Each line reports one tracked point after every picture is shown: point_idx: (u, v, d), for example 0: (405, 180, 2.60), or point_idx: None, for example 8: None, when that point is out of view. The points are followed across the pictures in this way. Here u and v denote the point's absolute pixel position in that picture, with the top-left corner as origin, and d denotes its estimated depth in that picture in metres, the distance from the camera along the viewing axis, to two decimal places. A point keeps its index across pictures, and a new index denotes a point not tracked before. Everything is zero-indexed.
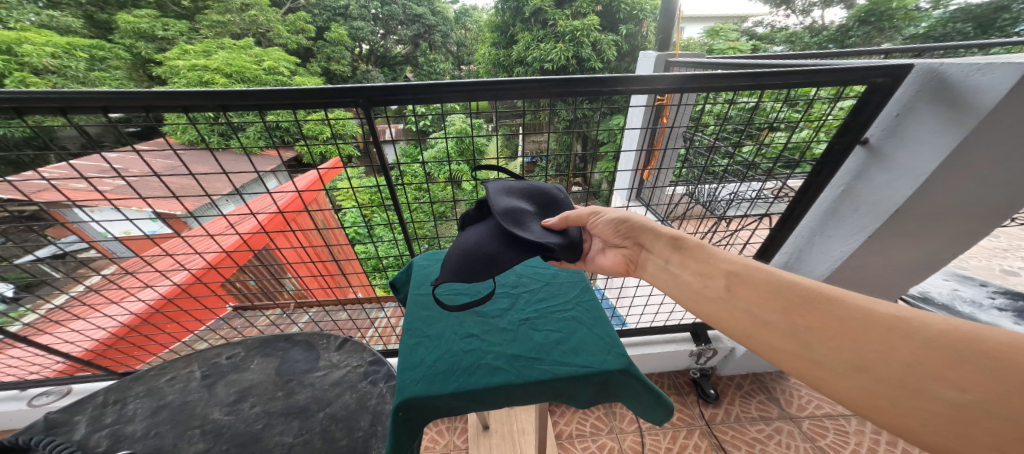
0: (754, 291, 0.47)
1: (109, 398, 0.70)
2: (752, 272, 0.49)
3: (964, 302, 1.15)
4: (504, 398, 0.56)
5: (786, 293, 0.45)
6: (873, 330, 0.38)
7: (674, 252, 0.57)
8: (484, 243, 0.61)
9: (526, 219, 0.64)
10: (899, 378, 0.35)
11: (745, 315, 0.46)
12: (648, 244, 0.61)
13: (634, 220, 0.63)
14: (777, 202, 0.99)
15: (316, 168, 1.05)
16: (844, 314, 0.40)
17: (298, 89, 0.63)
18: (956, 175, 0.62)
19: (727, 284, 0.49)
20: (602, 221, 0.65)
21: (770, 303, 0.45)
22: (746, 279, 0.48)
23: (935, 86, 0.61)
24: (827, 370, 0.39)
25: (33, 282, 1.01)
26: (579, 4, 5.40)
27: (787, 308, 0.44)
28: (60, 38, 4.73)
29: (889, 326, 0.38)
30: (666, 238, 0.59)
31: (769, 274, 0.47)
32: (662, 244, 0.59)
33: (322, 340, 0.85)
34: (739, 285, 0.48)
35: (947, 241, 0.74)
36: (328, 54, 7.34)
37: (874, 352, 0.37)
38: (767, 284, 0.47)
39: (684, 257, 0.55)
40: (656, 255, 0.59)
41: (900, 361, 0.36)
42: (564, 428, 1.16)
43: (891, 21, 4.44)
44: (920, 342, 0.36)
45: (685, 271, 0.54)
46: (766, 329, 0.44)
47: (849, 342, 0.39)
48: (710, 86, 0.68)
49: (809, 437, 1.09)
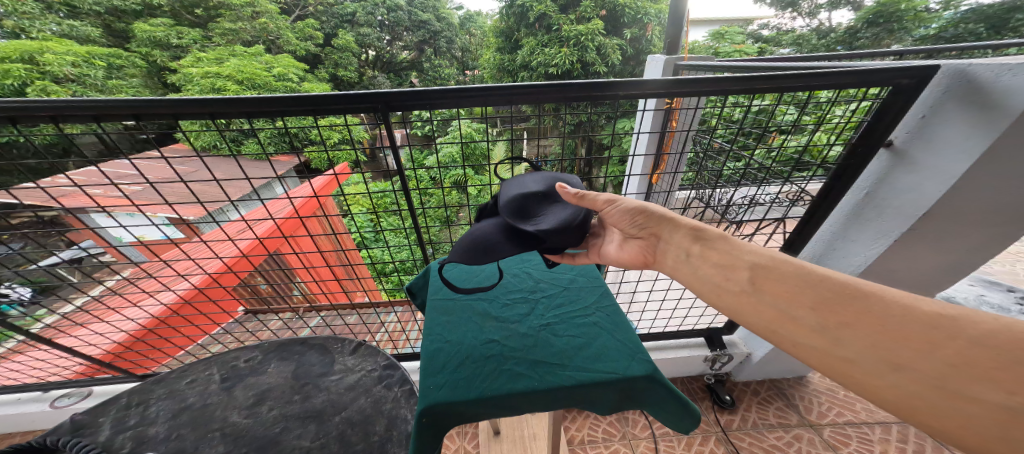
0: (781, 286, 0.45)
1: (132, 400, 0.71)
2: (779, 266, 0.47)
3: (992, 308, 1.12)
4: (527, 404, 0.55)
5: (817, 289, 0.43)
6: (911, 328, 0.37)
7: (694, 244, 0.55)
8: (490, 234, 0.62)
9: (534, 211, 0.64)
10: (939, 378, 0.35)
11: (772, 311, 0.45)
12: (665, 234, 0.58)
13: (651, 211, 0.60)
14: (794, 206, 0.96)
15: (328, 173, 1.03)
16: (881, 311, 0.39)
17: (321, 95, 0.63)
18: (987, 176, 0.61)
19: (751, 277, 0.48)
20: (618, 210, 0.62)
21: (799, 297, 0.44)
22: (771, 274, 0.47)
23: (963, 85, 0.60)
24: (861, 367, 0.38)
25: (53, 285, 1.02)
26: (584, 9, 5.43)
27: (818, 304, 0.42)
28: (81, 48, 4.87)
29: (931, 325, 0.36)
30: (685, 229, 0.57)
31: (799, 268, 0.45)
32: (681, 235, 0.57)
33: (337, 344, 0.85)
34: (764, 278, 0.47)
35: (977, 242, 0.72)
36: (336, 60, 7.45)
37: (912, 350, 0.36)
38: (796, 278, 0.45)
39: (706, 249, 0.53)
40: (674, 246, 0.57)
41: (940, 361, 0.35)
42: (576, 434, 1.15)
43: (900, 23, 4.38)
44: (964, 342, 0.35)
45: (705, 263, 0.52)
46: (796, 325, 0.42)
47: (886, 340, 0.37)
48: (727, 90, 0.68)
49: (830, 445, 1.07)
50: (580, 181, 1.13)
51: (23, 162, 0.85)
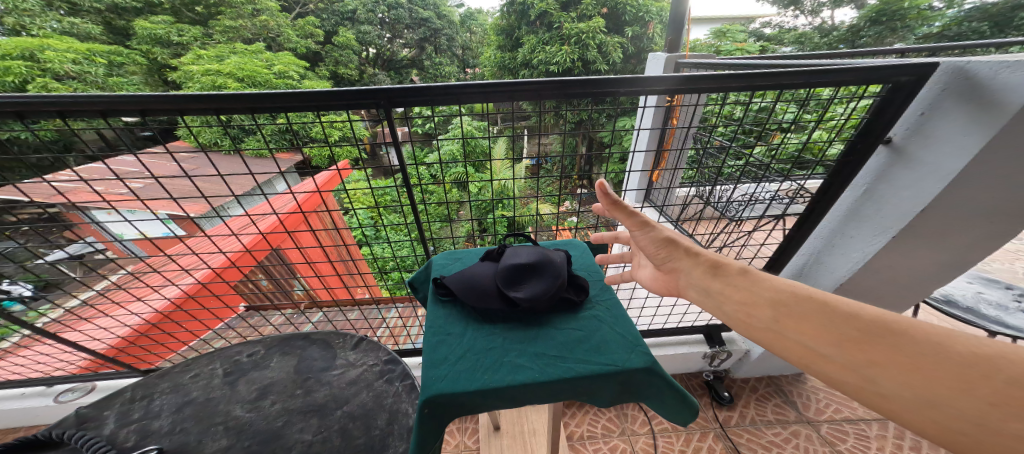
0: (807, 323, 0.42)
1: (136, 394, 0.72)
2: (800, 299, 0.44)
3: (989, 305, 1.12)
4: (527, 396, 0.56)
5: (842, 325, 0.40)
6: (947, 366, 0.35)
7: (712, 277, 0.52)
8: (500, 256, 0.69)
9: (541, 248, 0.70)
10: (980, 416, 0.33)
11: (795, 345, 0.42)
12: (683, 266, 0.55)
13: (674, 242, 0.57)
14: (794, 203, 0.96)
15: (331, 169, 1.03)
16: (914, 348, 0.37)
17: (325, 92, 0.64)
18: (985, 172, 0.61)
19: (774, 314, 0.44)
20: (648, 237, 0.59)
21: (826, 334, 0.41)
22: (793, 309, 0.44)
23: (963, 83, 0.61)
24: (897, 404, 0.35)
25: (56, 281, 1.03)
26: (585, 6, 5.41)
27: (846, 340, 0.39)
28: (81, 45, 4.86)
29: (966, 364, 0.35)
30: (703, 263, 0.54)
31: (821, 303, 0.43)
32: (699, 269, 0.53)
33: (338, 338, 0.86)
34: (787, 315, 0.44)
35: (975, 238, 0.72)
36: (337, 58, 7.43)
37: (948, 388, 0.34)
38: (818, 312, 0.43)
39: (724, 283, 0.50)
40: (689, 274, 0.54)
41: (980, 399, 0.33)
42: (576, 430, 1.16)
43: (902, 21, 4.35)
44: (1004, 380, 0.33)
45: (724, 297, 0.48)
46: (824, 362, 0.40)
47: (921, 378, 0.35)
48: (727, 87, 0.68)
49: (827, 441, 1.08)
50: (581, 178, 1.13)
51: (26, 157, 0.86)
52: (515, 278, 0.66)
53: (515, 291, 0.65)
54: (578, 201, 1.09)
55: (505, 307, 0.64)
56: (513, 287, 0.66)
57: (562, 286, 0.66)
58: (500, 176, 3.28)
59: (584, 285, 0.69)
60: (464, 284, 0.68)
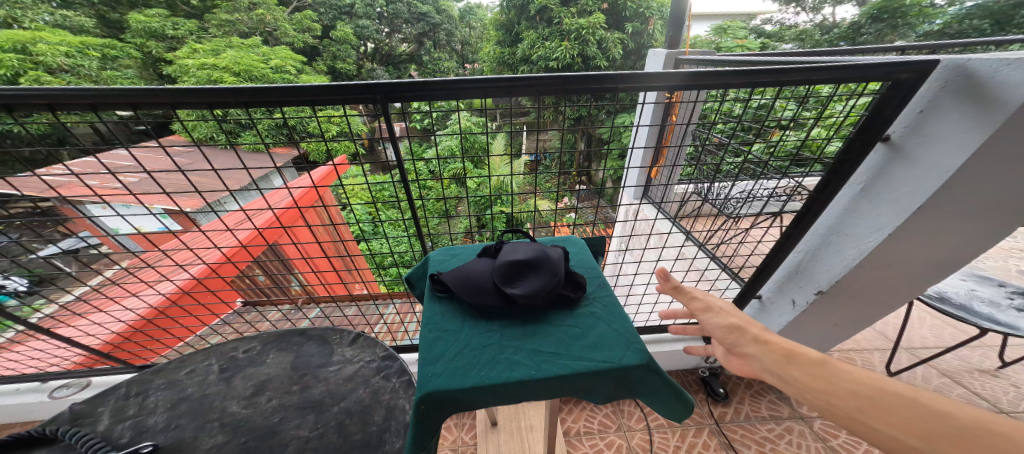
0: (912, 428, 0.39)
1: (131, 390, 0.71)
2: (889, 394, 0.42)
3: (982, 302, 1.13)
4: (524, 392, 0.56)
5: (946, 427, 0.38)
6: None
7: (788, 366, 0.47)
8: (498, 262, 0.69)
9: (541, 253, 0.70)
10: None
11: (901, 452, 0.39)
12: (752, 352, 0.51)
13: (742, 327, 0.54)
14: (791, 200, 0.96)
15: (328, 164, 1.02)
16: None
17: (320, 86, 0.63)
18: (982, 171, 0.61)
19: (869, 414, 0.41)
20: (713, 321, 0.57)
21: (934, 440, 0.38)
22: (886, 406, 0.41)
23: (963, 80, 0.60)
24: None
25: (50, 276, 1.03)
26: (585, 1, 5.35)
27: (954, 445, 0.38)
28: (74, 38, 4.78)
29: None
30: (775, 348, 0.50)
31: (914, 399, 0.40)
32: (771, 354, 0.49)
33: (335, 334, 0.85)
34: (885, 415, 0.41)
35: (971, 236, 0.72)
36: (334, 53, 7.34)
37: None
38: (913, 411, 0.40)
39: (804, 374, 0.46)
40: (760, 361, 0.50)
41: None
42: (573, 425, 1.16)
43: (904, 18, 4.29)
44: None
45: (812, 394, 0.44)
46: None
47: None
48: (726, 83, 0.67)
49: (820, 437, 1.09)
50: (579, 175, 1.12)
51: (17, 151, 0.85)
52: (512, 274, 0.66)
53: (512, 287, 0.65)
54: (576, 197, 1.09)
55: (502, 304, 0.64)
56: (510, 283, 0.65)
57: (559, 283, 0.66)
58: (499, 173, 3.27)
59: (581, 282, 0.69)
60: (461, 280, 0.67)
